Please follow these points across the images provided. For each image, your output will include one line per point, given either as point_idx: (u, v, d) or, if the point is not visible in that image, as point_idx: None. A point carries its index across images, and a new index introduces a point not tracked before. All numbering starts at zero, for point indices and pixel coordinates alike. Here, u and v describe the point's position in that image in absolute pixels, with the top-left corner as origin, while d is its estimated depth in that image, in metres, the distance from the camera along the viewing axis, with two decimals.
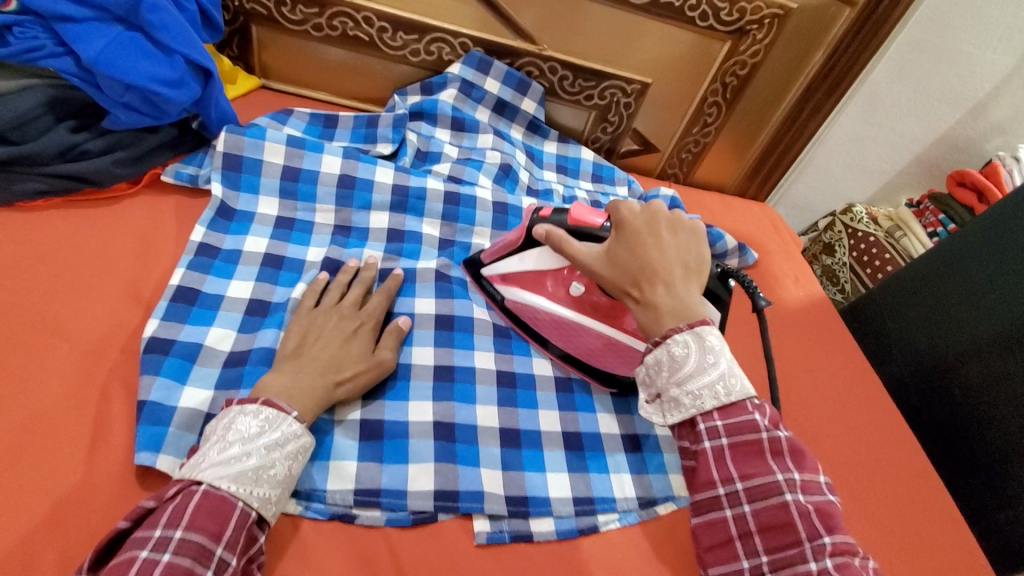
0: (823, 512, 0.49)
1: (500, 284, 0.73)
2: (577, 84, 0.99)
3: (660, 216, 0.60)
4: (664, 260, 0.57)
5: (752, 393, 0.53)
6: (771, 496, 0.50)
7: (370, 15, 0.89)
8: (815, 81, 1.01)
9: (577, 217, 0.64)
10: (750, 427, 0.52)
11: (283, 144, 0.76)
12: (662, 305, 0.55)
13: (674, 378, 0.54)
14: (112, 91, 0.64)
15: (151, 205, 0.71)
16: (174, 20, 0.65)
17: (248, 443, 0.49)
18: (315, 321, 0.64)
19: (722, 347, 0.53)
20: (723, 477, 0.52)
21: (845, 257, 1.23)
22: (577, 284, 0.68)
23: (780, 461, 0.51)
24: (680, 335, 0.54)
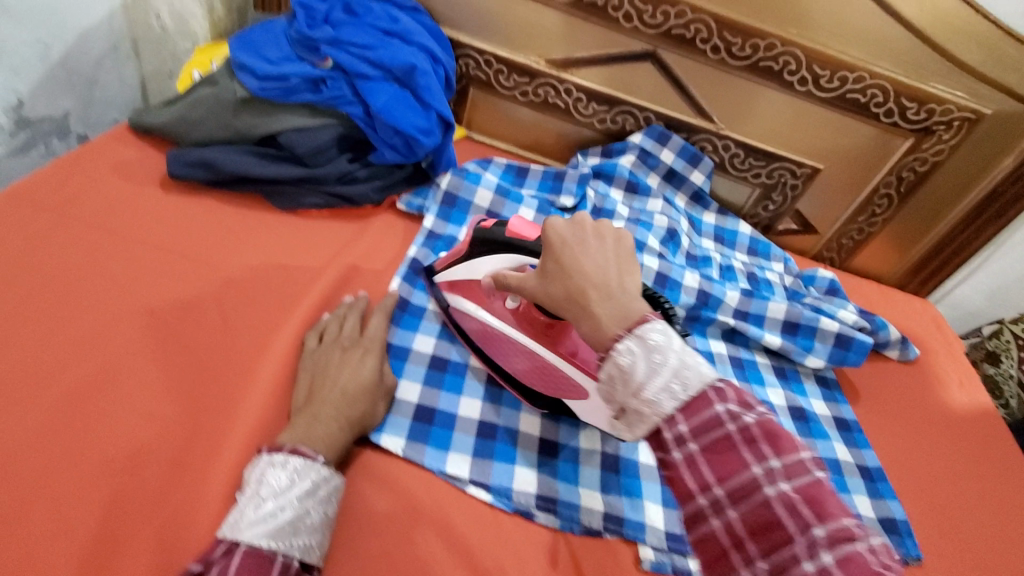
0: (812, 498, 0.40)
1: (448, 292, 0.73)
2: (747, 163, 1.06)
3: (585, 223, 0.52)
4: (591, 265, 0.49)
5: (711, 374, 0.43)
6: (752, 494, 0.41)
7: (570, 87, 1.03)
8: (1003, 185, 0.98)
9: (514, 229, 0.64)
10: (713, 421, 0.42)
11: (491, 192, 0.89)
12: (601, 313, 0.46)
13: (627, 390, 0.43)
14: (384, 134, 0.81)
15: (388, 224, 0.86)
16: (435, 84, 0.82)
17: (282, 497, 0.50)
18: (320, 364, 0.64)
19: (671, 342, 0.43)
20: (699, 483, 0.43)
21: (1014, 369, 1.14)
22: (512, 298, 0.65)
23: (755, 450, 0.42)
24: (622, 343, 0.44)
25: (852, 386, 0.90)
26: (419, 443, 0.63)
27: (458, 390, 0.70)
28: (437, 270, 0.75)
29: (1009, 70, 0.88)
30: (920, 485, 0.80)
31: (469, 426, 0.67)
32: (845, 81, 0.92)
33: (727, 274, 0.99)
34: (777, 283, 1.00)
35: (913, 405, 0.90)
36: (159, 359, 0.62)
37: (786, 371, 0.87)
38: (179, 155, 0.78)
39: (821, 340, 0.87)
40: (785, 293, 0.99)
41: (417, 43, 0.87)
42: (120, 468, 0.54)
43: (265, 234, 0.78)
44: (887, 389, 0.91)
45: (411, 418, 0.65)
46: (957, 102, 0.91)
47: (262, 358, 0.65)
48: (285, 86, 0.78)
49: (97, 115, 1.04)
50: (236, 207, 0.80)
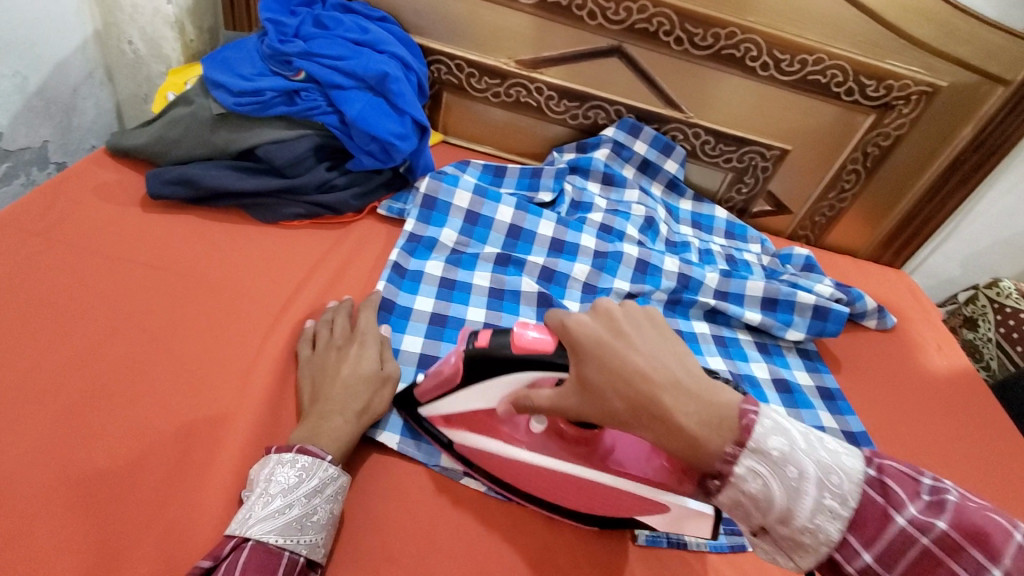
0: (973, 535, 0.40)
1: (443, 425, 0.63)
2: (718, 148, 1.08)
3: (613, 313, 0.50)
4: (653, 364, 0.46)
5: (858, 469, 0.43)
6: (907, 551, 0.41)
7: (541, 85, 1.05)
8: (963, 154, 1.02)
9: (521, 344, 0.54)
10: (904, 538, 0.41)
11: (470, 192, 0.90)
12: (686, 417, 0.44)
13: (772, 516, 0.43)
14: (360, 141, 0.82)
15: (370, 229, 0.87)
16: (408, 90, 0.84)
17: (290, 494, 0.52)
18: (317, 365, 0.65)
19: (793, 447, 0.43)
20: (862, 565, 0.42)
21: (991, 332, 1.17)
22: (536, 419, 0.61)
23: (965, 559, 0.40)
24: (742, 467, 0.42)
25: (833, 357, 0.92)
26: (413, 439, 0.65)
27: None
28: (423, 404, 0.63)
29: (960, 42, 0.91)
30: (904, 447, 0.82)
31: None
32: (805, 63, 0.95)
33: (706, 257, 1.01)
34: (754, 263, 1.03)
35: (893, 371, 0.92)
36: (150, 373, 0.63)
37: (769, 346, 0.90)
38: (158, 173, 0.79)
39: (799, 314, 0.89)
40: (762, 272, 1.02)
41: (388, 51, 0.89)
42: (115, 481, 0.55)
43: (249, 246, 0.79)
44: (867, 357, 0.93)
45: (404, 415, 0.66)
46: (913, 76, 0.95)
47: (252, 366, 0.66)
48: (260, 100, 0.80)
49: (75, 143, 1.05)
50: (219, 222, 0.81)
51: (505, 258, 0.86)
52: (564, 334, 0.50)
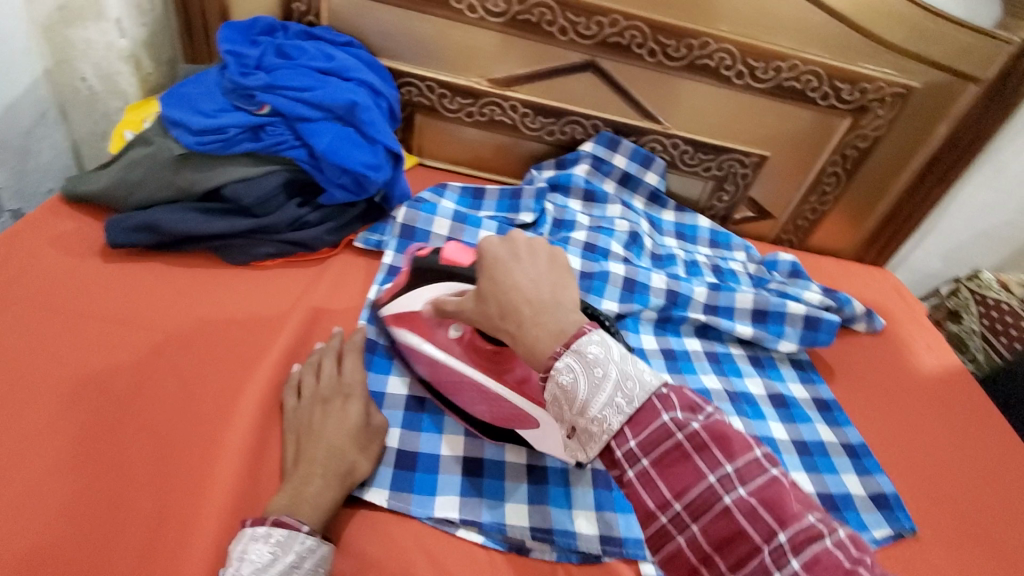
0: (770, 503, 0.38)
1: (394, 324, 0.71)
2: (697, 158, 1.07)
3: (519, 241, 0.51)
4: (529, 288, 0.48)
5: (655, 384, 0.43)
6: (712, 504, 0.39)
7: (516, 103, 1.03)
8: (940, 152, 1.02)
9: (447, 257, 0.69)
10: (707, 493, 0.39)
11: (449, 220, 0.88)
12: (533, 333, 0.46)
13: (575, 409, 0.43)
14: (332, 174, 0.79)
15: (348, 264, 0.84)
16: (378, 118, 0.81)
17: (261, 573, 0.49)
18: (302, 420, 0.62)
19: (609, 355, 0.43)
20: (659, 502, 0.40)
21: (974, 324, 1.18)
22: (455, 327, 0.66)
23: (758, 524, 0.38)
24: (561, 361, 0.44)
25: (826, 365, 0.91)
26: (405, 492, 0.61)
27: (438, 428, 0.68)
28: (383, 308, 0.73)
29: (931, 42, 0.91)
30: (903, 454, 0.81)
31: (454, 467, 0.65)
32: (779, 70, 0.95)
33: (693, 269, 1.00)
34: (741, 272, 1.02)
35: (886, 375, 0.92)
36: (119, 439, 0.59)
37: (761, 359, 0.88)
38: (119, 221, 0.75)
39: (790, 323, 0.88)
40: (749, 280, 1.01)
41: (356, 78, 0.86)
42: (83, 566, 0.51)
43: (220, 291, 0.75)
44: (858, 362, 0.93)
45: (394, 467, 0.63)
46: (886, 78, 0.95)
47: (229, 423, 0.62)
48: (223, 137, 0.76)
49: (32, 187, 1.00)
50: (187, 267, 0.77)
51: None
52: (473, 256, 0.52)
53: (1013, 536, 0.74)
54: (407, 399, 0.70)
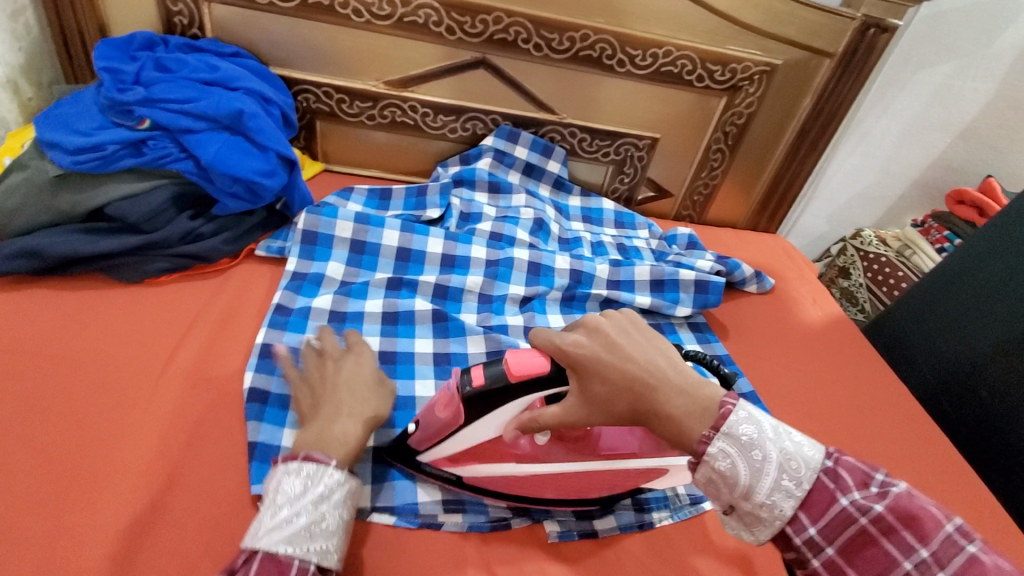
0: (905, 518, 0.43)
1: (451, 467, 0.62)
2: (595, 144, 1.13)
3: (603, 326, 0.53)
4: (647, 368, 0.50)
5: (817, 460, 0.46)
6: (848, 528, 0.44)
7: (415, 103, 1.05)
8: (808, 123, 1.13)
9: (517, 371, 0.52)
10: (844, 517, 0.44)
11: (351, 221, 0.88)
12: (675, 410, 0.48)
13: (737, 492, 0.46)
14: (223, 184, 0.79)
15: (250, 272, 0.84)
16: (267, 124, 0.81)
17: (296, 503, 0.51)
18: (318, 376, 0.65)
19: (761, 434, 0.47)
20: (807, 541, 0.45)
21: (860, 278, 1.30)
22: (540, 434, 0.58)
23: (898, 540, 0.42)
24: (714, 447, 0.47)
25: (722, 325, 0.99)
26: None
27: None
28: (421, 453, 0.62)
29: (785, 23, 1.00)
30: (792, 398, 0.89)
31: (365, 456, 0.66)
32: (656, 57, 1.02)
33: (598, 249, 1.05)
34: (644, 249, 1.08)
35: (776, 329, 1.00)
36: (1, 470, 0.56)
37: (662, 325, 0.95)
38: None
39: (684, 290, 0.95)
40: (652, 255, 1.07)
41: (242, 87, 0.86)
42: None
43: (113, 311, 0.73)
44: (751, 320, 1.01)
45: None
46: (751, 59, 1.03)
47: (125, 438, 0.61)
48: (101, 155, 0.75)
49: None
50: (77, 290, 0.75)
51: (396, 282, 0.86)
52: (557, 354, 0.52)
53: (888, 457, 0.82)
54: None
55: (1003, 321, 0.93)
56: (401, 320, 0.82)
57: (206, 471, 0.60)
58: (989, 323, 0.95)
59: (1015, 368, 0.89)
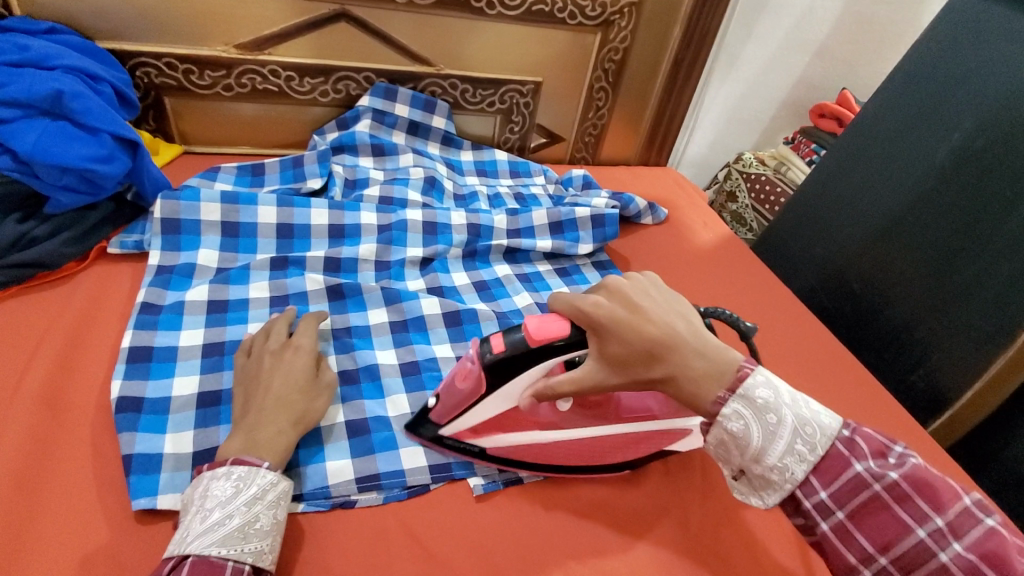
0: (920, 485, 0.48)
1: (472, 438, 0.62)
2: (478, 94, 1.10)
3: (624, 289, 0.56)
4: (660, 327, 0.54)
5: (834, 428, 0.51)
6: (860, 492, 0.49)
7: (275, 67, 0.96)
8: (680, 52, 1.15)
9: (539, 335, 0.55)
10: (860, 483, 0.49)
11: (217, 202, 0.80)
12: (697, 366, 0.52)
13: (748, 456, 0.51)
14: (50, 177, 0.69)
15: (104, 272, 0.75)
16: (96, 104, 0.71)
17: (228, 505, 0.50)
18: (249, 373, 0.62)
19: (778, 398, 0.50)
20: (819, 508, 0.50)
21: (747, 199, 1.38)
22: (563, 402, 0.61)
23: (910, 506, 0.47)
24: (729, 408, 0.51)
25: (623, 259, 1.01)
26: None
27: None
28: (441, 425, 0.62)
29: None
30: None
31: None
32: None
33: (496, 201, 1.03)
34: (541, 196, 1.08)
35: (672, 256, 1.04)
36: None
37: (568, 268, 0.95)
38: None
39: (583, 228, 0.96)
40: (549, 200, 1.07)
41: (62, 65, 0.74)
42: None
43: None
44: (649, 251, 1.04)
45: (191, 468, 0.57)
46: None
47: None
48: None
49: None
50: None
51: (281, 261, 0.79)
52: (578, 314, 0.55)
53: (778, 359, 0.89)
54: (200, 398, 0.63)
55: (867, 220, 1.02)
56: (293, 300, 0.76)
57: (79, 500, 0.53)
58: (855, 224, 1.04)
59: (881, 259, 0.99)
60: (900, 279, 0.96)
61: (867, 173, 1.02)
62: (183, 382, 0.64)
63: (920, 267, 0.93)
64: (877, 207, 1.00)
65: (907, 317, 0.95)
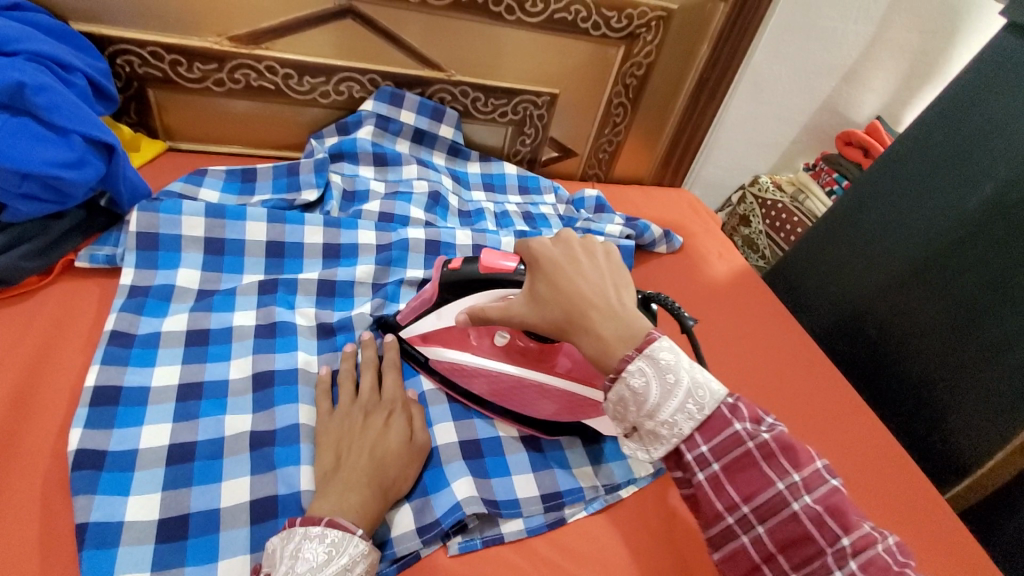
0: (786, 447, 0.45)
1: (421, 344, 0.70)
2: (490, 104, 1.03)
3: (572, 243, 0.56)
4: (593, 287, 0.52)
5: (723, 393, 0.47)
6: (734, 449, 0.45)
7: (272, 63, 0.88)
8: (706, 71, 1.09)
9: (487, 264, 0.61)
10: (735, 440, 0.45)
11: (201, 216, 0.72)
12: (606, 332, 0.49)
13: (643, 412, 0.46)
14: (7, 182, 0.61)
15: (71, 290, 0.67)
16: (64, 99, 0.64)
17: (316, 574, 0.46)
18: (347, 427, 0.59)
19: (679, 361, 0.46)
20: (727, 505, 0.45)
21: (760, 225, 1.34)
22: (500, 333, 0.68)
23: (775, 464, 0.44)
24: (633, 365, 0.46)
25: None
26: (174, 567, 0.50)
27: (295, 459, 0.58)
28: (405, 326, 0.70)
29: None
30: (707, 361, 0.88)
31: (240, 519, 0.53)
32: (547, 3, 0.91)
33: (503, 220, 0.97)
34: (551, 216, 1.01)
35: (685, 289, 0.98)
36: None
37: None
38: None
39: None
40: (559, 221, 1.01)
41: (25, 51, 0.66)
42: None
43: None
44: (662, 282, 0.98)
45: (154, 541, 0.51)
46: (647, 3, 0.96)
47: None
48: None
49: None
50: None
51: (271, 283, 0.72)
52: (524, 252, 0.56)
53: (796, 409, 0.84)
54: (171, 451, 0.56)
55: (889, 262, 0.97)
56: (279, 334, 0.68)
57: (20, 569, 0.47)
58: (875, 265, 0.99)
59: (902, 304, 0.95)
60: (923, 327, 0.91)
61: (891, 213, 0.97)
62: (154, 429, 0.57)
63: (944, 317, 0.88)
64: (901, 249, 0.95)
65: (929, 369, 0.90)
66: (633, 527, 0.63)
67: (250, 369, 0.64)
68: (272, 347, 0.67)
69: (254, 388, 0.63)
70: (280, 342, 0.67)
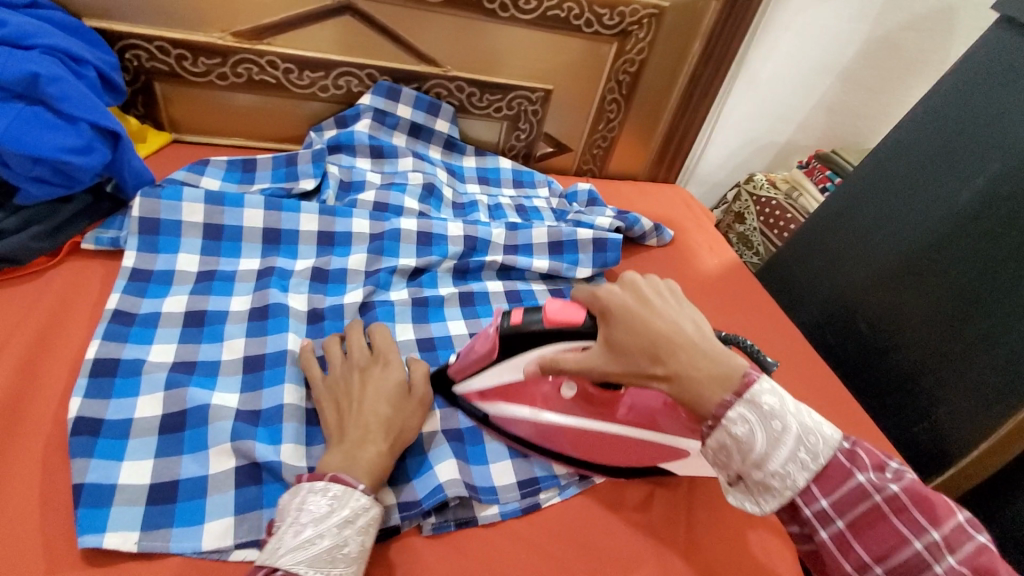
0: (918, 498, 0.46)
1: (478, 400, 0.68)
2: (485, 99, 1.05)
3: (639, 286, 0.54)
4: (668, 324, 0.51)
5: (836, 439, 0.48)
6: (860, 503, 0.47)
7: (273, 58, 0.91)
8: (699, 68, 1.10)
9: (554, 316, 0.56)
10: (861, 493, 0.47)
11: (201, 202, 0.76)
12: (699, 372, 0.48)
13: (750, 462, 0.47)
14: (19, 166, 0.65)
15: (76, 270, 0.71)
16: (76, 90, 0.67)
17: (321, 523, 0.48)
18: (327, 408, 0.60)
19: (783, 406, 0.47)
20: (856, 564, 0.47)
21: (755, 222, 1.34)
22: (568, 384, 0.65)
23: (908, 519, 0.46)
24: (734, 412, 0.47)
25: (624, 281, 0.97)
26: (161, 528, 0.52)
27: (276, 439, 0.60)
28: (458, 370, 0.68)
29: None
30: None
31: (226, 483, 0.56)
32: (540, 0, 0.94)
33: (496, 212, 0.99)
34: (543, 209, 1.03)
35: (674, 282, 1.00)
36: None
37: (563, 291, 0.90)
38: None
39: (584, 251, 0.91)
40: (552, 215, 1.03)
41: (41, 46, 0.70)
42: None
43: None
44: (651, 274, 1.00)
45: (144, 503, 0.54)
46: (639, 1, 0.98)
47: None
48: None
49: None
50: None
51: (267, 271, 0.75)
52: (593, 301, 0.54)
53: None
54: (164, 421, 0.59)
55: (879, 257, 0.98)
56: (273, 313, 0.70)
57: (18, 524, 0.50)
58: (866, 260, 1.00)
59: (891, 298, 0.96)
60: (910, 322, 0.93)
61: (882, 208, 0.98)
62: (149, 398, 0.60)
63: (932, 311, 0.90)
64: (891, 244, 0.96)
65: (916, 362, 0.92)
66: (607, 507, 0.65)
67: (243, 350, 0.67)
68: (265, 329, 0.70)
69: (243, 370, 0.66)
70: (271, 324, 0.70)
